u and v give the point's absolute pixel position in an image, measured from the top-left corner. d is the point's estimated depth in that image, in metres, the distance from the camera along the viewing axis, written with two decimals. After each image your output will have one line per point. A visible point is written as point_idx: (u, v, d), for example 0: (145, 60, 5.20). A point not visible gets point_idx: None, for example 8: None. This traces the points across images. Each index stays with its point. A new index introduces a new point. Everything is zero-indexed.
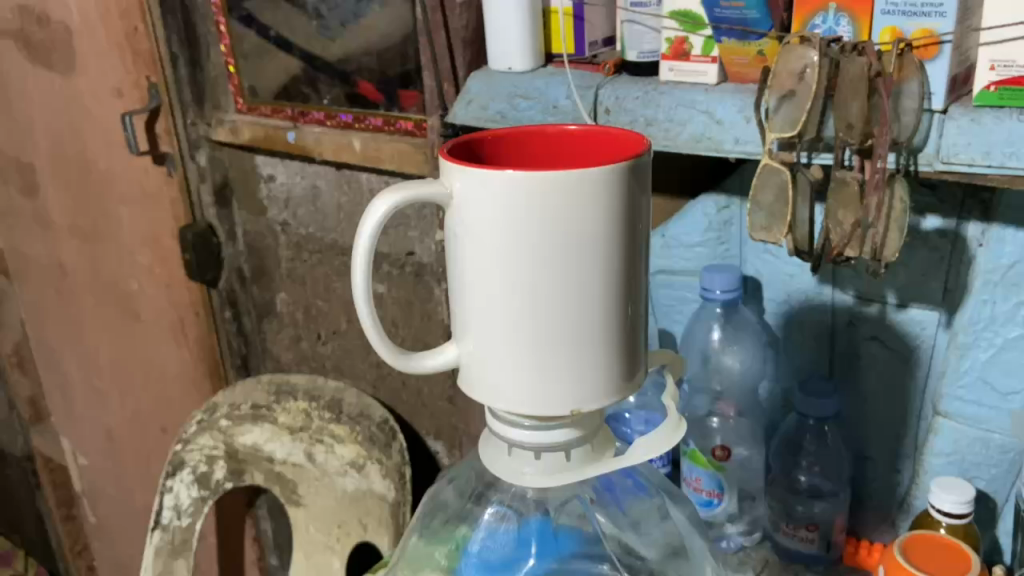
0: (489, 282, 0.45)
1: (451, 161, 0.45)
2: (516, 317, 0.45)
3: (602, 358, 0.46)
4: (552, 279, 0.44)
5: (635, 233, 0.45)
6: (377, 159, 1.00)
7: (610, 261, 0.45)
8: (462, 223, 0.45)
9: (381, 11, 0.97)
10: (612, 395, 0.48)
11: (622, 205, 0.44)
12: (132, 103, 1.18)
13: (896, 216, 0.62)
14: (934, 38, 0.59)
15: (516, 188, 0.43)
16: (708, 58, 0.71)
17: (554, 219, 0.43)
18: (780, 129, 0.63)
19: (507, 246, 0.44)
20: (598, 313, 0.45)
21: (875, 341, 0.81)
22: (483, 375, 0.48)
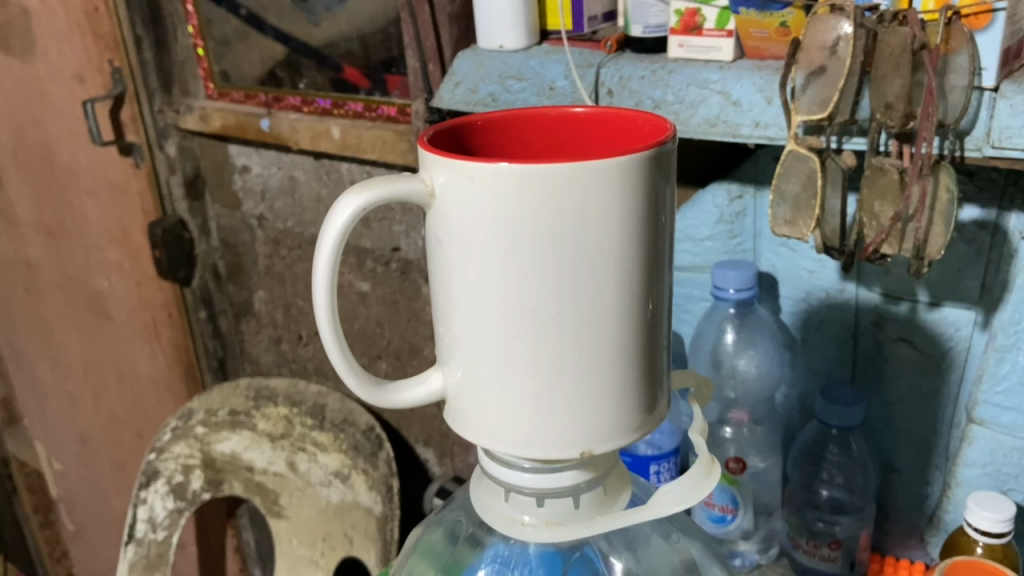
0: (481, 299, 0.38)
1: (432, 152, 0.38)
2: (515, 340, 0.38)
3: (618, 386, 0.39)
4: (558, 295, 0.37)
5: (657, 236, 0.38)
6: (357, 147, 0.91)
7: (627, 271, 0.37)
8: (446, 227, 0.38)
9: None
10: (629, 429, 0.40)
11: (642, 203, 0.37)
12: (95, 89, 1.09)
13: (942, 208, 0.55)
14: (987, 5, 0.52)
15: (512, 185, 0.35)
16: (722, 32, 0.64)
17: (560, 223, 0.36)
18: (808, 112, 0.57)
19: (501, 255, 0.37)
20: (614, 335, 0.38)
21: (903, 343, 0.74)
22: (476, 407, 0.41)
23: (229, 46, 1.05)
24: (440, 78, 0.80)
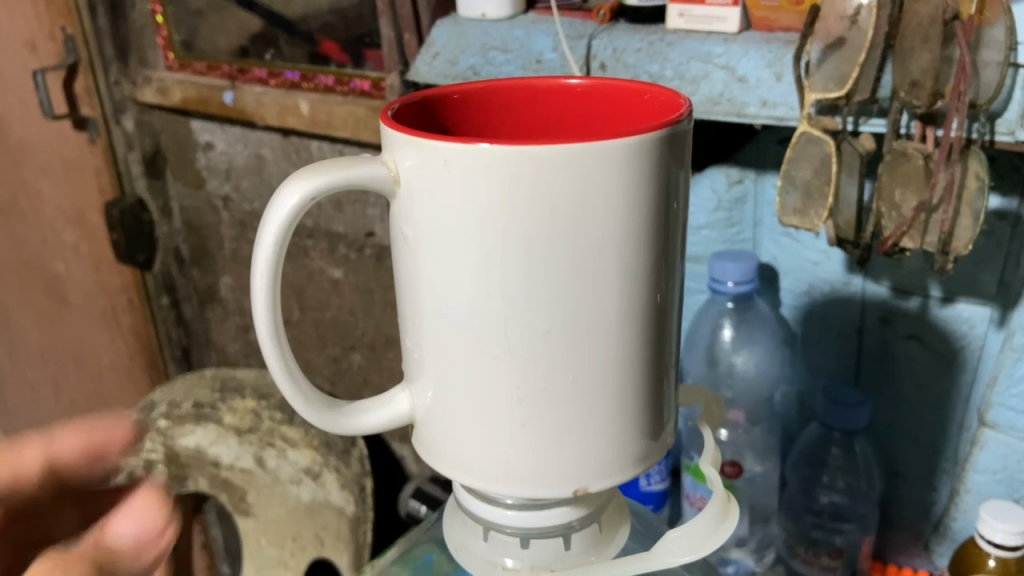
0: (457, 309, 0.32)
1: (396, 129, 0.32)
2: (497, 358, 0.32)
3: (618, 410, 0.34)
4: (549, 306, 0.31)
5: (668, 232, 0.33)
6: (328, 124, 0.84)
7: (632, 276, 0.32)
8: (414, 221, 0.32)
9: None
10: (631, 458, 0.35)
11: (652, 192, 0.31)
12: (47, 58, 1.02)
13: (969, 199, 0.50)
14: None
15: (494, 173, 0.30)
16: (727, 1, 0.58)
17: (552, 218, 0.30)
18: (823, 88, 0.51)
19: (482, 257, 0.31)
20: (615, 351, 0.33)
21: (913, 341, 0.69)
22: (452, 434, 0.35)
23: (201, 20, 0.98)
24: (416, 49, 0.74)
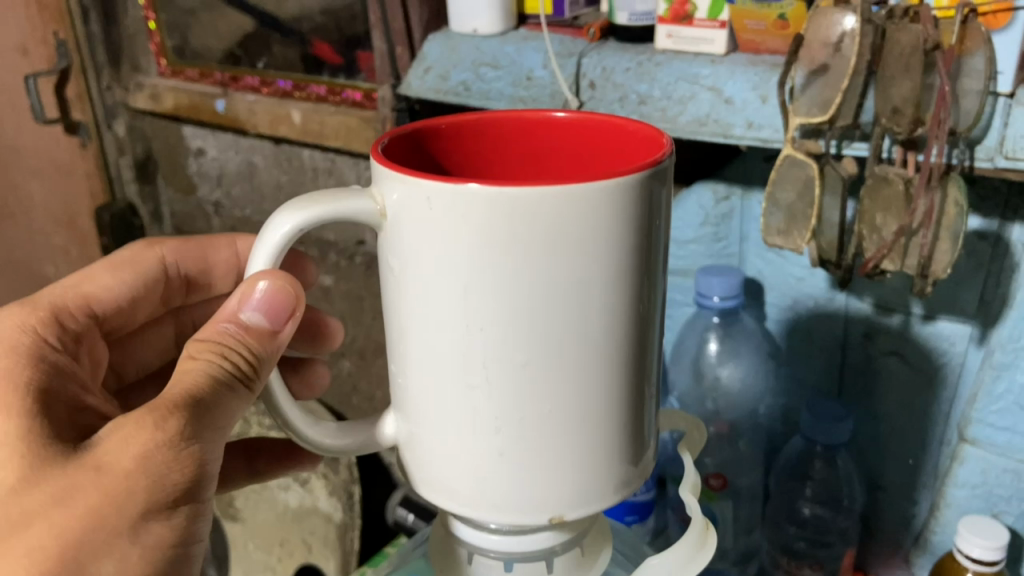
0: (437, 340, 0.33)
1: (383, 163, 0.33)
2: (477, 389, 0.33)
3: (595, 439, 0.35)
4: (527, 339, 0.32)
5: (649, 268, 0.33)
6: (320, 133, 0.85)
7: (610, 313, 0.32)
8: (399, 253, 0.33)
9: None
10: (609, 486, 0.36)
11: (631, 233, 0.32)
12: (38, 63, 1.02)
13: (949, 223, 0.51)
14: (1007, 3, 0.47)
15: (476, 212, 0.30)
16: (715, 23, 0.59)
17: (532, 256, 0.31)
18: (807, 113, 0.52)
19: (463, 292, 0.32)
20: (593, 385, 0.33)
21: (894, 356, 0.70)
22: (433, 458, 0.36)
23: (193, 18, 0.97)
24: (408, 62, 0.74)
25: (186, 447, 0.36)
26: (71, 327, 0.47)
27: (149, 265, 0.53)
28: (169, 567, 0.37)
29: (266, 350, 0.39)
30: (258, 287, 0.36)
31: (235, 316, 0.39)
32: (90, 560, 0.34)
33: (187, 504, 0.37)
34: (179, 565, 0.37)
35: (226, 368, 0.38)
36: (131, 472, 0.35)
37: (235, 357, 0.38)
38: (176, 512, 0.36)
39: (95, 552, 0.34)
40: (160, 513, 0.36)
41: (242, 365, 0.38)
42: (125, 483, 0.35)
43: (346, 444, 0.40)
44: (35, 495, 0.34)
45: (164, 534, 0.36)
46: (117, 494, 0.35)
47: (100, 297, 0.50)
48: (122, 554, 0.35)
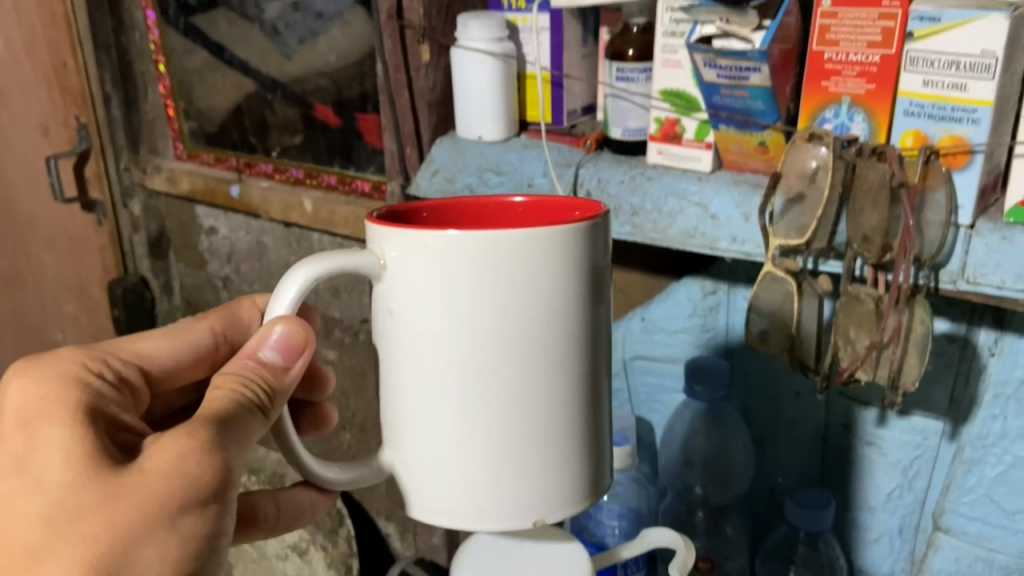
0: (430, 365, 0.41)
1: (382, 225, 0.41)
2: (467, 405, 0.41)
3: (564, 444, 0.43)
4: (505, 356, 0.40)
5: (598, 299, 0.43)
6: (329, 222, 0.90)
7: (571, 337, 0.41)
8: (397, 294, 0.41)
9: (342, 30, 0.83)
10: (578, 492, 0.44)
11: (583, 270, 0.41)
12: (58, 143, 1.06)
13: (916, 339, 0.55)
14: (965, 148, 0.51)
15: (464, 253, 0.39)
16: (702, 144, 0.64)
17: (506, 287, 0.39)
18: (786, 236, 0.57)
19: (454, 320, 0.40)
20: (558, 397, 0.42)
21: (872, 447, 0.74)
22: (425, 472, 0.44)
23: (198, 77, 1.00)
24: (416, 162, 0.79)
25: (220, 454, 0.40)
26: (118, 371, 0.48)
27: (199, 334, 0.53)
28: (198, 559, 0.40)
29: (280, 384, 0.45)
30: (274, 330, 0.43)
31: (256, 355, 0.44)
32: (136, 548, 0.38)
33: (216, 503, 0.41)
34: (208, 559, 0.41)
35: (251, 396, 0.43)
36: (169, 471, 0.39)
37: (256, 388, 0.43)
38: (209, 508, 0.40)
39: (139, 542, 0.38)
40: (194, 509, 0.40)
41: (261, 395, 0.44)
42: (167, 483, 0.39)
43: (346, 478, 0.46)
44: (88, 494, 0.38)
45: (198, 528, 0.40)
46: (158, 488, 0.39)
47: (151, 356, 0.51)
48: (162, 544, 0.39)
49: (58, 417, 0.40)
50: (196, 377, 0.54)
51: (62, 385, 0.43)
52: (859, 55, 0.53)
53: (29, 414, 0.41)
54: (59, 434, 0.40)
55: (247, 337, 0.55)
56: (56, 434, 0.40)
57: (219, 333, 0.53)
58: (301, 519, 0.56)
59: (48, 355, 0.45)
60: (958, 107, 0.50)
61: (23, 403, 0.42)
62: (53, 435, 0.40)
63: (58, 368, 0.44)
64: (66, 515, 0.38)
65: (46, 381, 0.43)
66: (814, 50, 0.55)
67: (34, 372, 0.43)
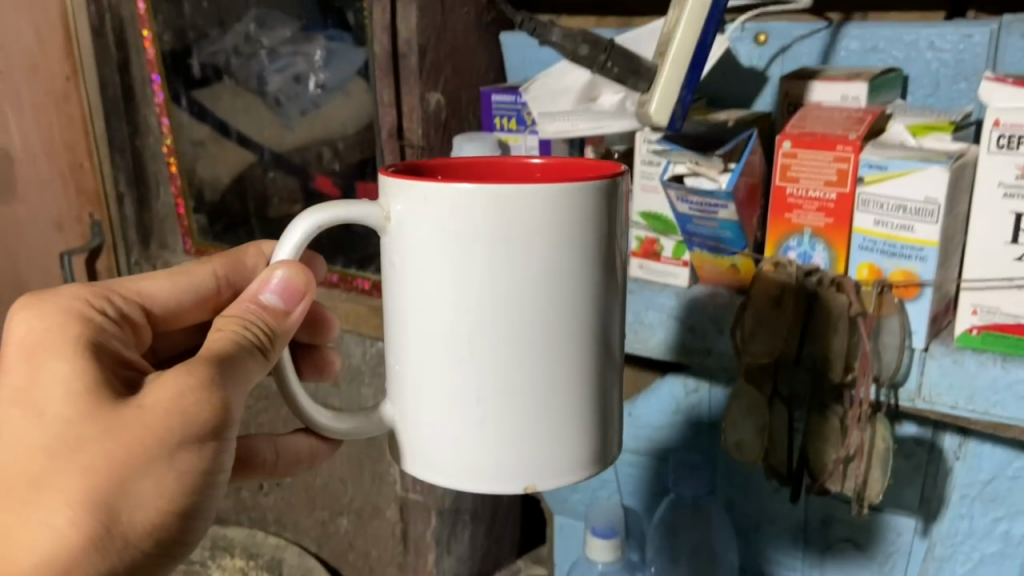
0: (432, 323, 0.43)
1: (392, 177, 0.43)
2: (463, 363, 0.43)
3: (561, 411, 0.44)
4: (504, 318, 0.42)
5: (609, 264, 0.44)
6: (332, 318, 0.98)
7: (575, 300, 0.42)
8: (401, 248, 0.43)
9: (344, 102, 0.88)
10: (576, 459, 0.45)
11: (588, 235, 0.42)
12: (72, 239, 1.12)
13: (878, 455, 0.60)
14: (915, 282, 0.55)
15: (466, 209, 0.41)
16: (679, 261, 0.68)
17: (508, 248, 0.41)
18: (755, 355, 0.61)
19: (454, 279, 0.42)
20: (559, 362, 0.43)
21: (850, 543, 0.78)
22: (425, 428, 0.45)
23: (202, 148, 1.03)
24: None
25: (217, 391, 0.44)
26: (120, 309, 0.51)
27: (202, 277, 0.55)
28: (194, 491, 0.44)
29: (280, 326, 0.47)
30: (276, 274, 0.46)
31: (257, 298, 0.46)
32: (134, 479, 0.42)
33: (214, 441, 0.44)
34: (205, 489, 0.45)
35: (251, 336, 0.46)
36: (167, 411, 0.42)
37: (256, 329, 0.46)
38: (205, 445, 0.44)
39: (137, 472, 0.42)
40: (191, 443, 0.43)
41: (262, 337, 0.46)
42: (163, 420, 0.42)
43: (341, 424, 0.49)
44: (88, 427, 0.41)
45: (194, 461, 0.44)
46: (155, 429, 0.42)
47: (153, 295, 0.54)
48: (160, 476, 0.42)
49: (61, 352, 0.44)
50: (200, 319, 0.57)
51: (64, 320, 0.46)
52: (818, 192, 0.58)
53: (31, 346, 0.44)
54: (62, 369, 0.43)
55: (250, 280, 0.57)
56: (59, 368, 0.43)
57: (221, 277, 0.56)
58: (298, 466, 0.61)
59: (49, 292, 0.48)
60: (907, 245, 0.55)
61: (27, 335, 0.45)
62: (56, 370, 0.43)
63: (61, 303, 0.47)
64: (66, 447, 0.41)
65: (50, 316, 0.46)
66: (777, 185, 0.60)
67: (40, 308, 0.47)
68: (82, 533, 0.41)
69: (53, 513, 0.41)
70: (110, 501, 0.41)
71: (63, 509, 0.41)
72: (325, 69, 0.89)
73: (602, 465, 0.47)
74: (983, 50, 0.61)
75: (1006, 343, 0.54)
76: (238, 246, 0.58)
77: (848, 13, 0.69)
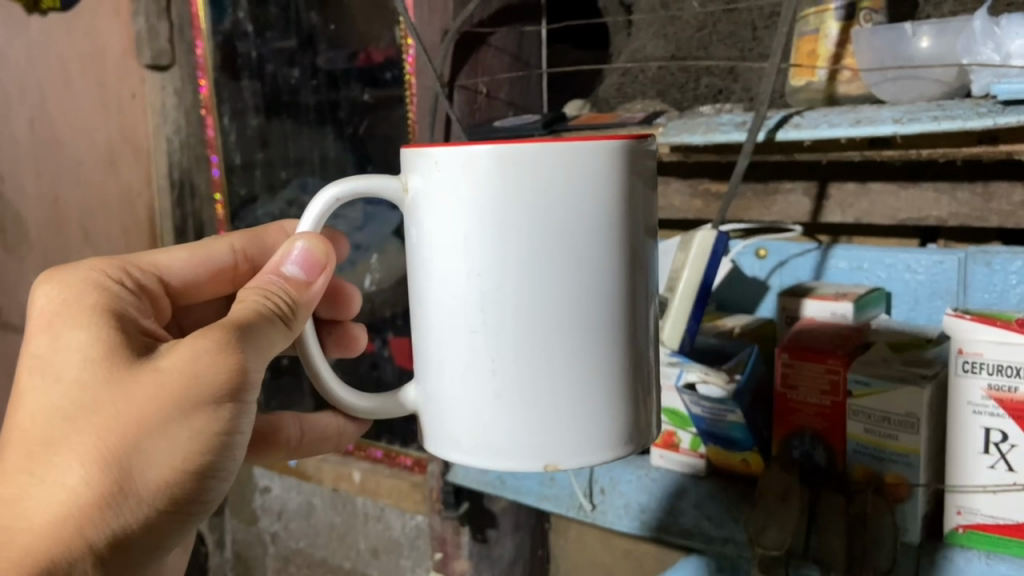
0: (448, 291, 0.43)
1: (413, 149, 0.44)
2: (476, 332, 0.43)
3: (581, 386, 0.42)
4: (514, 285, 0.41)
5: (630, 227, 0.42)
6: (375, 491, 1.06)
7: (592, 269, 0.41)
8: (418, 216, 0.44)
9: (381, 264, 1.01)
10: (600, 440, 0.44)
11: (605, 202, 0.41)
12: None
13: None
14: (905, 482, 0.62)
15: (476, 172, 0.41)
16: (696, 452, 0.76)
17: (518, 209, 0.40)
18: (768, 545, 0.63)
19: (464, 242, 0.42)
20: (574, 334, 0.42)
21: None
22: (446, 404, 0.45)
23: None
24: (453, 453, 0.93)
25: (234, 354, 0.44)
26: (138, 281, 0.53)
27: (219, 250, 0.59)
28: (212, 452, 0.45)
29: (302, 298, 0.49)
30: (297, 245, 0.47)
31: (278, 270, 0.48)
32: (150, 438, 0.43)
33: (231, 403, 0.45)
34: (222, 452, 0.46)
35: (271, 305, 0.47)
36: (184, 373, 0.43)
37: (277, 300, 0.47)
38: (223, 407, 0.44)
39: (151, 433, 0.43)
40: (207, 405, 0.44)
41: (284, 306, 0.47)
42: (181, 379, 0.43)
43: (367, 403, 0.49)
44: (103, 391, 0.43)
45: (210, 422, 0.44)
46: (170, 389, 0.43)
47: (169, 267, 0.57)
48: (176, 433, 0.43)
49: (81, 321, 0.45)
50: (219, 291, 0.60)
51: (84, 290, 0.48)
52: (815, 398, 0.66)
53: (52, 317, 0.46)
54: (82, 336, 0.45)
55: (264, 253, 0.61)
56: (78, 336, 0.45)
57: (239, 248, 0.59)
58: (323, 446, 0.61)
59: (67, 268, 0.49)
60: (894, 451, 0.62)
61: (48, 306, 0.47)
62: (75, 338, 0.45)
63: (82, 277, 0.49)
64: (84, 409, 0.43)
65: (70, 288, 0.48)
66: (779, 390, 0.68)
67: (61, 282, 0.48)
68: (95, 490, 0.42)
69: (66, 473, 0.42)
70: (122, 460, 0.42)
71: (77, 467, 0.42)
72: (364, 229, 1.03)
73: (632, 444, 0.45)
74: (955, 274, 0.70)
75: (991, 540, 0.61)
76: (257, 226, 0.62)
77: (835, 236, 0.79)
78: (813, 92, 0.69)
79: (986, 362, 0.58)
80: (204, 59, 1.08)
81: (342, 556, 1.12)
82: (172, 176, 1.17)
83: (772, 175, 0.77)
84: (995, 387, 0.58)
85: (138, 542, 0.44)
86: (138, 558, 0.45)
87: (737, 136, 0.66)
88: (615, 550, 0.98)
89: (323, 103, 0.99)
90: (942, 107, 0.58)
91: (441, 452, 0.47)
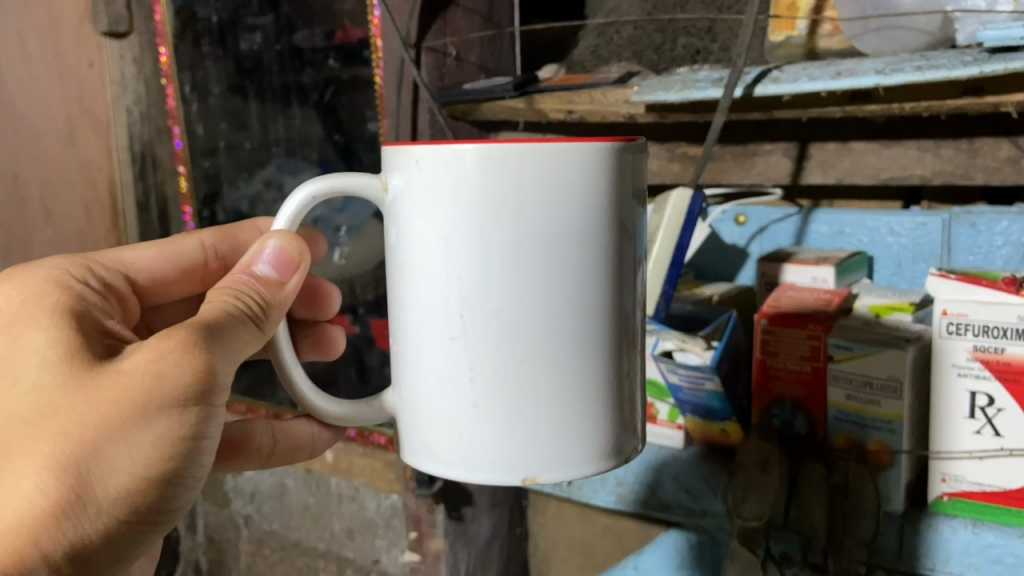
0: (426, 296, 0.40)
1: (391, 146, 0.41)
2: (455, 339, 0.40)
3: (565, 397, 0.40)
4: (497, 289, 0.38)
5: (621, 229, 0.39)
6: (348, 471, 1.04)
7: (579, 273, 0.39)
8: (395, 216, 0.41)
9: (353, 240, 0.98)
10: (586, 453, 0.41)
11: (595, 205, 0.38)
12: None
13: None
14: (888, 449, 0.60)
15: (457, 169, 0.38)
16: (674, 424, 0.73)
17: (501, 208, 0.38)
18: (747, 517, 0.62)
19: (443, 243, 0.39)
20: (559, 342, 0.39)
21: None
22: (422, 413, 0.43)
23: None
24: None
25: (200, 353, 0.41)
26: (103, 279, 0.50)
27: (188, 247, 0.55)
28: (177, 457, 0.42)
29: (274, 299, 0.45)
30: (269, 243, 0.44)
31: (249, 269, 0.45)
32: (109, 445, 0.39)
33: (197, 405, 0.41)
34: (188, 458, 0.42)
35: (242, 305, 0.43)
36: (145, 374, 0.39)
37: (247, 299, 0.44)
38: (188, 409, 0.41)
39: (111, 438, 0.39)
40: (172, 408, 0.40)
41: (254, 306, 0.44)
42: (144, 380, 0.39)
43: (342, 410, 0.47)
44: (60, 393, 0.39)
45: (175, 426, 0.41)
46: (134, 392, 0.39)
47: (138, 265, 0.54)
48: (138, 437, 0.40)
49: (39, 322, 0.42)
50: (189, 290, 0.57)
51: (45, 291, 0.44)
52: (794, 364, 0.64)
53: (10, 318, 0.43)
54: (39, 337, 0.41)
55: (237, 251, 0.57)
56: (35, 338, 0.41)
57: (208, 246, 0.56)
58: (296, 454, 0.56)
59: (29, 266, 0.46)
60: (876, 418, 0.60)
61: (6, 307, 0.43)
62: (32, 339, 0.41)
63: (44, 276, 0.46)
64: (39, 413, 0.39)
65: (29, 288, 0.44)
66: (758, 358, 0.66)
67: (18, 280, 0.45)
68: (49, 499, 0.38)
69: (20, 479, 0.38)
70: (80, 466, 0.39)
71: (31, 473, 0.38)
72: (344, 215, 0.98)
73: (618, 456, 0.42)
74: (938, 236, 0.68)
75: (976, 508, 0.59)
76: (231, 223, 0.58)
77: (816, 200, 0.77)
78: (793, 47, 0.67)
79: (972, 323, 0.56)
80: (162, 24, 1.04)
81: (317, 538, 1.10)
82: (133, 150, 1.14)
83: (753, 137, 0.74)
84: (981, 348, 0.56)
85: (96, 554, 0.41)
86: (97, 572, 0.41)
87: (714, 93, 0.63)
88: (594, 526, 0.96)
89: (288, 78, 0.96)
90: (926, 57, 0.56)
91: (417, 463, 0.44)
